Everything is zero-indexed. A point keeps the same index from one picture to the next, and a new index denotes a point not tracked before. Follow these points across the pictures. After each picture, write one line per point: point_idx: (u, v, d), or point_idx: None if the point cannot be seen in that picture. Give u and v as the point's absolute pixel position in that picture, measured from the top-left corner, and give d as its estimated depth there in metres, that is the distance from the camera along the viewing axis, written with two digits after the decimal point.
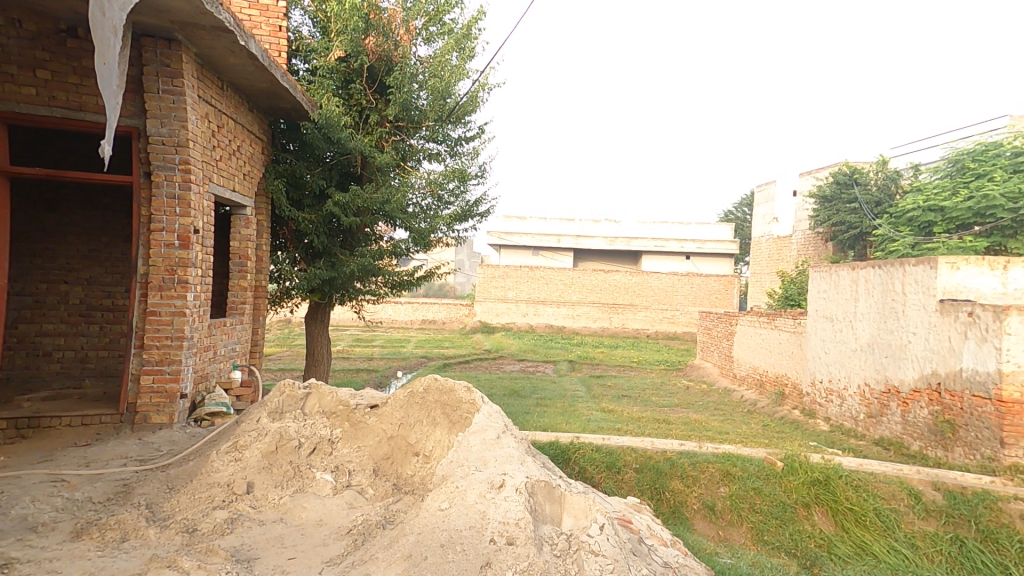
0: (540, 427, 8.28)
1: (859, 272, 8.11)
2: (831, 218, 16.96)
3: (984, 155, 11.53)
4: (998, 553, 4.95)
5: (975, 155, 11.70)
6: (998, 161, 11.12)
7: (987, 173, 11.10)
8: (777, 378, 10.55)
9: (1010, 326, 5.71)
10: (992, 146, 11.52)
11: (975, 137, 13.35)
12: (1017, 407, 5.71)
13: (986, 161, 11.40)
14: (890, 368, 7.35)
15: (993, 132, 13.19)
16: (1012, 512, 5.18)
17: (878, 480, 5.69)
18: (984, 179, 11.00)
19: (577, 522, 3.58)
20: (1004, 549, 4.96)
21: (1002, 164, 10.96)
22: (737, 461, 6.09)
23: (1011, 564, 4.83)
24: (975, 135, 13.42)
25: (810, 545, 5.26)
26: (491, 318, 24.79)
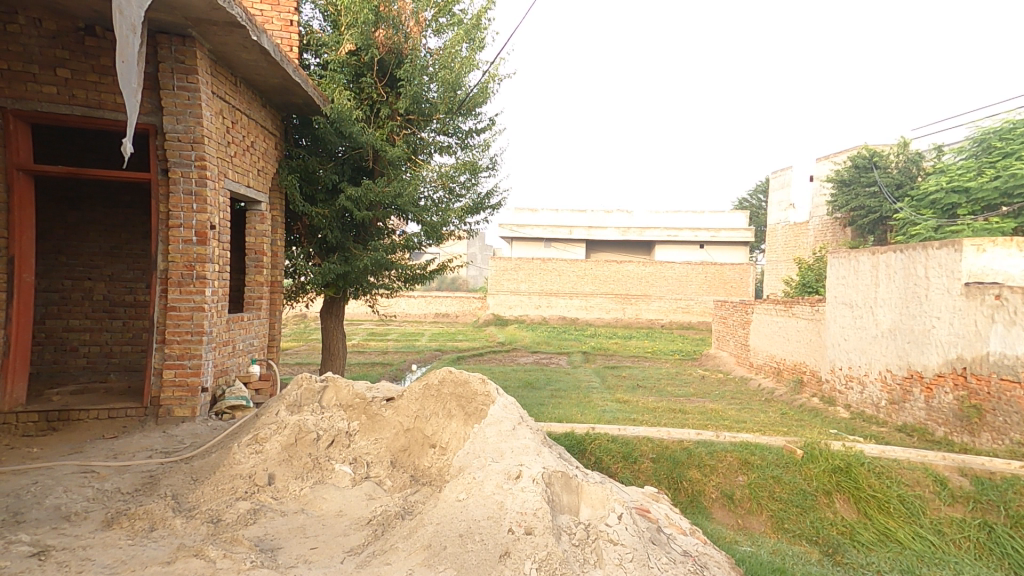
0: (556, 418, 8.28)
1: (879, 257, 7.96)
2: (849, 203, 16.64)
3: (1010, 134, 11.18)
4: None
5: (1000, 134, 11.35)
6: None
7: (1014, 153, 10.81)
8: (795, 366, 10.42)
9: None
10: (1019, 124, 11.16)
11: (1000, 116, 12.96)
12: None
13: (1013, 140, 11.07)
14: (912, 354, 7.23)
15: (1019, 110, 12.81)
16: None
17: (902, 467, 5.61)
18: (1011, 159, 10.71)
19: (594, 512, 3.57)
20: None
21: None
22: (756, 449, 6.04)
23: None
24: (1000, 114, 13.00)
25: (832, 533, 5.19)
26: (504, 310, 24.83)
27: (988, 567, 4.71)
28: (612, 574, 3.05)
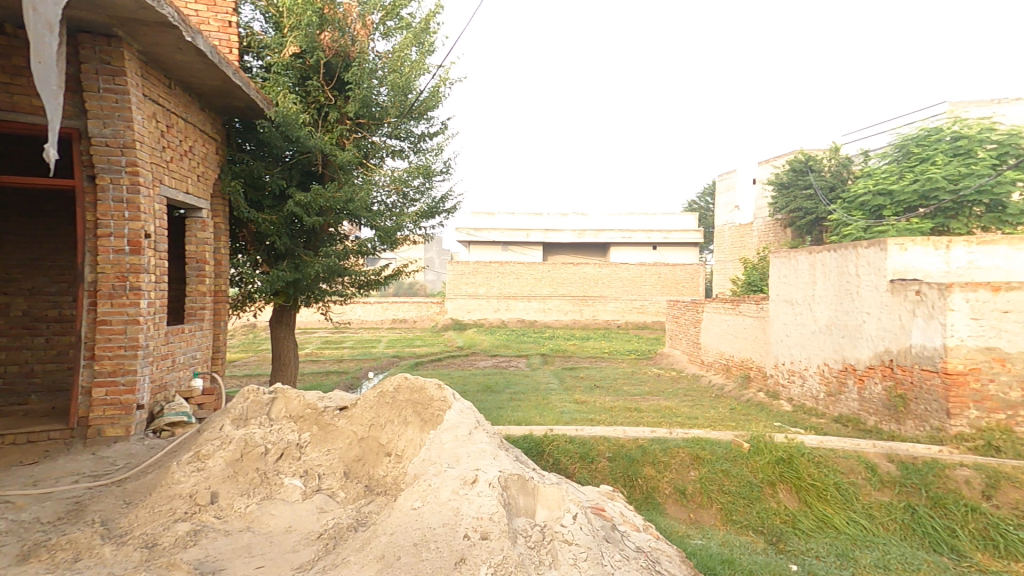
0: (514, 421, 8.32)
1: (816, 257, 8.38)
2: (789, 206, 17.44)
3: (926, 141, 11.99)
4: (945, 517, 5.18)
5: (918, 141, 12.15)
6: (939, 146, 11.59)
7: (929, 158, 11.57)
8: (742, 363, 10.83)
9: (953, 303, 5.99)
10: (932, 132, 11.99)
11: (916, 123, 13.91)
12: (961, 379, 5.99)
13: (928, 147, 11.85)
14: (846, 348, 7.63)
15: (932, 119, 13.73)
16: (958, 478, 5.45)
17: (838, 456, 5.90)
18: (927, 164, 11.46)
19: (550, 513, 3.60)
20: (951, 513, 5.20)
21: (942, 149, 11.44)
22: (707, 444, 6.23)
23: (956, 527, 5.08)
24: (916, 122, 13.94)
25: (776, 522, 5.42)
26: (463, 315, 24.77)
27: (912, 546, 5.03)
28: (567, 574, 3.07)
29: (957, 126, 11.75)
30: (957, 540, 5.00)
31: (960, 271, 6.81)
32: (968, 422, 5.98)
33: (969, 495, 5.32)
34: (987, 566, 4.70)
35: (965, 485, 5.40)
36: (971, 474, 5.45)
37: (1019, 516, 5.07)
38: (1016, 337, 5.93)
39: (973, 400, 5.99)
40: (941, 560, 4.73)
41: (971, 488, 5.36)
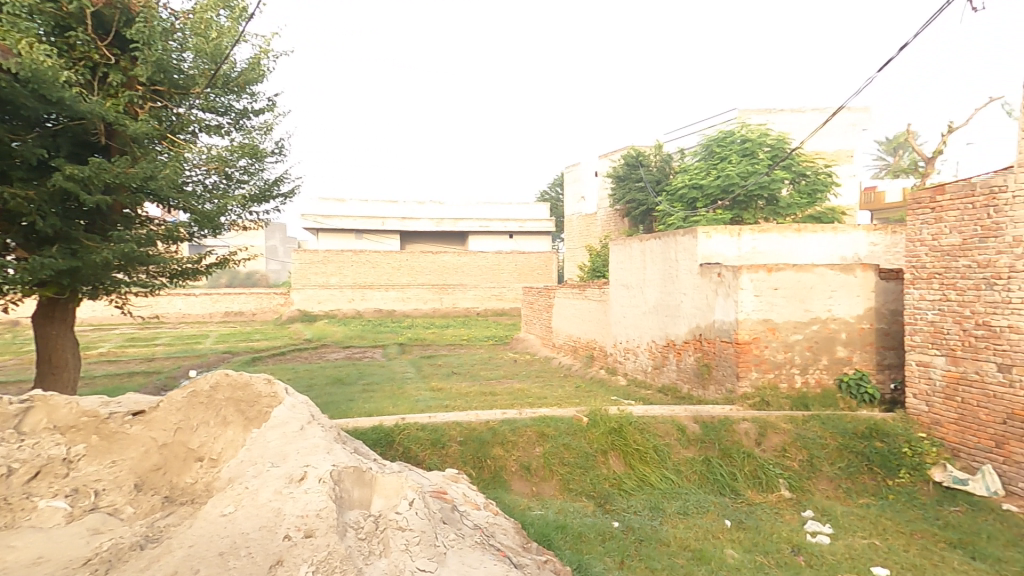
0: (362, 412, 8.01)
1: (645, 244, 9.26)
2: (625, 197, 19.00)
3: (724, 142, 13.79)
4: (729, 464, 6.04)
5: (718, 142, 13.93)
6: (732, 147, 13.40)
7: (727, 157, 13.32)
8: (587, 343, 11.63)
9: (742, 283, 6.97)
10: (728, 134, 13.83)
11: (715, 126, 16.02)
12: (747, 347, 7.01)
13: (726, 147, 13.64)
14: (668, 326, 8.53)
15: (726, 123, 15.95)
16: (739, 430, 6.33)
17: (658, 422, 6.56)
18: (725, 162, 13.18)
19: (387, 502, 3.45)
20: (733, 460, 6.06)
21: (735, 149, 13.24)
22: (552, 421, 6.55)
23: (737, 472, 5.94)
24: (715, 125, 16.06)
25: (605, 485, 5.89)
26: (314, 306, 23.36)
27: (706, 492, 5.81)
28: (397, 560, 2.94)
29: (746, 130, 13.69)
30: (736, 484, 5.86)
31: (749, 255, 7.88)
32: (750, 382, 6.99)
33: (746, 444, 6.22)
34: (753, 501, 5.63)
35: (744, 436, 6.29)
36: (748, 427, 6.36)
37: (778, 456, 6.05)
38: (783, 309, 6.99)
39: (754, 364, 7.02)
40: (723, 500, 5.57)
41: (748, 438, 6.26)
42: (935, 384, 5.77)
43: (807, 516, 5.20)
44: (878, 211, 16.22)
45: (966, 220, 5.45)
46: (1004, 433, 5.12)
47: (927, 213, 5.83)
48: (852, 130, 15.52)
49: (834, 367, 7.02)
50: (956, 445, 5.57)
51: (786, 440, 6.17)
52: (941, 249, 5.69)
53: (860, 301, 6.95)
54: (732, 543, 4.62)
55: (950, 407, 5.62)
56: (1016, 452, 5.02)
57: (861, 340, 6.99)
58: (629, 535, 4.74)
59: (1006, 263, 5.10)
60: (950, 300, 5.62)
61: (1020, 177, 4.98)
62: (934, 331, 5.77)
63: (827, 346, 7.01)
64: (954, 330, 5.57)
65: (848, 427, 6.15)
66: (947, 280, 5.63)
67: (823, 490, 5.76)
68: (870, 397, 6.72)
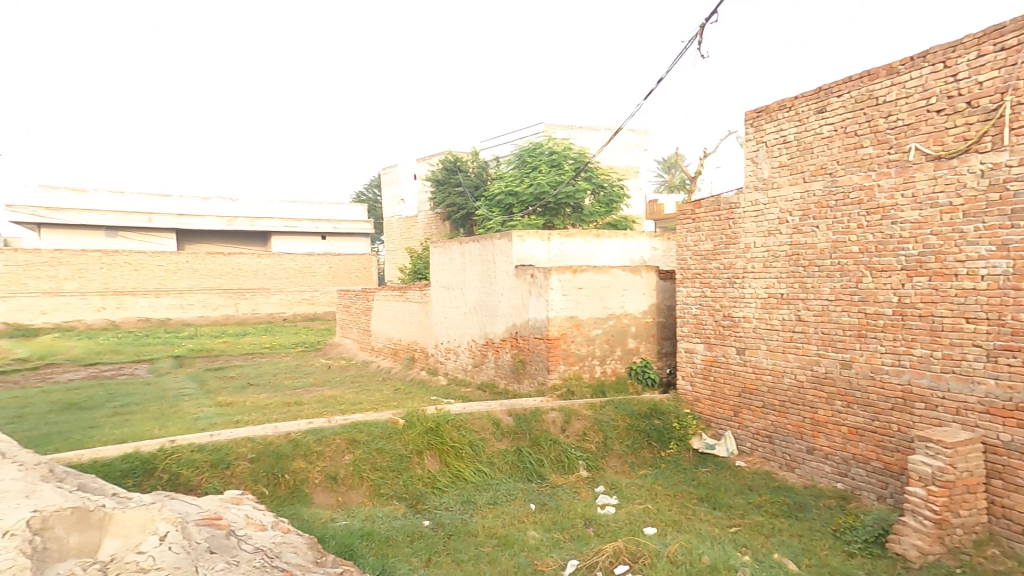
0: (120, 438, 6.69)
1: (464, 246, 9.46)
2: (445, 201, 19.11)
3: (535, 153, 14.78)
4: (539, 452, 6.45)
5: (529, 152, 14.88)
6: (542, 157, 14.43)
7: (537, 166, 14.28)
8: (407, 346, 11.49)
9: (552, 283, 7.51)
10: (537, 146, 14.87)
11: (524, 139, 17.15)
12: (557, 342, 7.59)
13: (536, 157, 14.63)
14: (487, 325, 8.82)
15: (534, 136, 17.15)
16: (548, 419, 6.79)
17: (475, 417, 6.72)
18: (536, 171, 14.12)
19: (127, 541, 3.11)
20: (542, 448, 6.48)
21: (544, 160, 14.28)
22: (364, 427, 6.25)
23: (545, 459, 6.39)
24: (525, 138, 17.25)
25: (418, 486, 5.81)
26: (31, 317, 18.84)
27: (517, 480, 6.14)
28: None
29: (552, 143, 14.88)
30: (544, 470, 6.29)
31: (557, 258, 8.56)
32: (558, 374, 7.57)
33: (553, 431, 6.70)
34: (556, 483, 6.08)
35: (552, 424, 6.76)
36: (555, 416, 6.85)
37: (579, 440, 6.64)
38: (586, 307, 7.72)
39: (562, 358, 7.61)
40: (531, 487, 5.93)
41: (555, 426, 6.76)
42: (696, 366, 6.89)
43: (599, 492, 5.81)
44: (659, 222, 18.96)
45: (715, 230, 6.63)
46: (739, 404, 6.34)
47: (689, 223, 6.96)
48: (635, 150, 17.96)
49: (626, 357, 7.97)
50: (708, 417, 6.72)
51: (586, 424, 6.80)
52: (699, 253, 6.84)
53: (644, 299, 8.03)
54: (534, 524, 4.93)
55: (706, 386, 6.75)
56: (747, 418, 6.25)
57: (646, 332, 8.07)
58: (438, 532, 4.74)
59: (742, 265, 6.32)
60: (706, 295, 6.76)
61: (747, 197, 6.22)
62: (696, 323, 6.91)
63: (620, 339, 7.93)
64: (709, 321, 6.72)
65: (634, 408, 7.00)
66: (703, 279, 6.79)
67: (613, 466, 6.50)
68: (652, 381, 7.78)
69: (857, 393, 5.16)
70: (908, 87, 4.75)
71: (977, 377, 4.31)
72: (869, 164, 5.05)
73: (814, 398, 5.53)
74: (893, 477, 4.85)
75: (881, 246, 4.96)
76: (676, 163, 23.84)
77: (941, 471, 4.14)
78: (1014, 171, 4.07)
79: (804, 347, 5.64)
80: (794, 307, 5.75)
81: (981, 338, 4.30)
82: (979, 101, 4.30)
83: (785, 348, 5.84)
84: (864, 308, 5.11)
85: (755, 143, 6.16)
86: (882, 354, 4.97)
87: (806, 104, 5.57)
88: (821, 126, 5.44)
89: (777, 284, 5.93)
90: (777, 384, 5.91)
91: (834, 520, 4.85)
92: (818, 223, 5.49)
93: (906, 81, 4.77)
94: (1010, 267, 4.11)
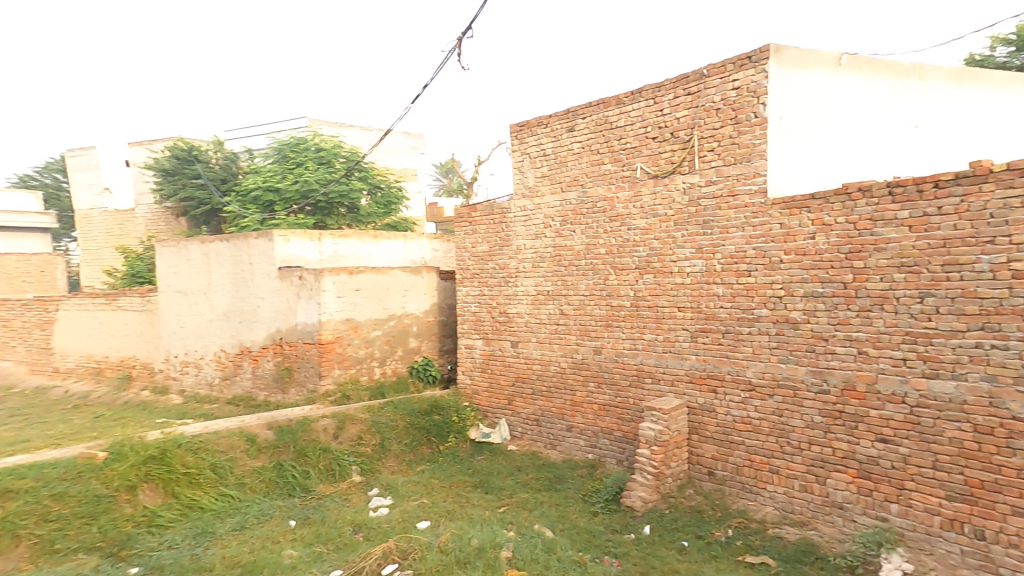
0: None
1: (209, 245, 8.30)
2: (174, 194, 14.66)
3: (298, 148, 13.59)
4: (305, 465, 6.03)
5: (291, 147, 13.65)
6: (307, 154, 13.40)
7: (302, 163, 13.19)
8: (122, 362, 9.61)
9: (325, 285, 7.10)
10: (301, 141, 13.74)
11: (286, 133, 15.94)
12: (330, 346, 7.19)
13: (300, 153, 13.49)
14: (243, 333, 7.92)
15: (297, 130, 16.03)
16: (318, 428, 6.40)
17: (220, 436, 5.91)
18: (301, 168, 13.05)
19: None
20: (310, 460, 6.09)
21: (310, 157, 13.32)
22: (31, 470, 4.82)
23: (311, 470, 6.01)
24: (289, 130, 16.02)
25: (125, 528, 4.71)
26: None
27: (275, 498, 5.63)
28: None
29: (317, 140, 13.93)
30: (310, 482, 5.91)
31: (331, 259, 8.21)
32: (333, 380, 7.20)
33: (324, 439, 6.35)
34: (323, 493, 5.77)
35: (322, 432, 6.40)
36: (327, 423, 6.50)
37: (353, 446, 6.44)
38: (364, 308, 7.52)
39: (337, 363, 7.26)
40: (291, 502, 5.51)
41: (327, 433, 6.42)
42: (475, 360, 7.24)
43: (372, 495, 5.72)
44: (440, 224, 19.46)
45: (490, 233, 7.06)
46: (513, 393, 6.85)
47: (467, 225, 7.28)
48: (410, 154, 18.12)
49: (408, 356, 8.04)
50: (486, 408, 7.11)
51: (362, 428, 6.61)
52: (478, 254, 7.19)
53: (426, 298, 8.20)
54: (291, 542, 4.57)
55: (485, 378, 7.14)
56: (519, 405, 6.80)
57: (429, 331, 8.25)
58: None
59: (515, 265, 6.84)
60: (485, 294, 7.14)
61: (517, 203, 6.77)
62: (475, 320, 7.25)
63: (401, 339, 7.95)
64: (488, 317, 7.12)
65: (416, 406, 7.02)
66: (482, 279, 7.17)
67: (390, 467, 6.47)
68: (433, 378, 8.02)
69: (605, 374, 6.01)
70: (633, 116, 5.72)
71: (685, 354, 5.42)
72: (610, 178, 5.95)
73: (574, 382, 6.28)
74: (629, 442, 5.78)
75: (620, 249, 5.88)
76: (450, 164, 24.70)
77: (661, 433, 5.09)
78: (703, 190, 5.22)
79: (565, 338, 6.36)
80: (557, 303, 6.44)
81: (687, 323, 5.40)
82: (679, 132, 5.39)
83: (551, 340, 6.49)
84: (610, 302, 5.98)
85: (519, 154, 6.76)
86: (623, 340, 5.89)
87: (559, 123, 6.32)
88: (572, 143, 6.22)
89: (543, 282, 6.57)
90: (545, 372, 6.55)
91: (585, 485, 5.61)
92: (574, 228, 6.25)
93: (631, 111, 5.74)
94: (705, 266, 5.26)
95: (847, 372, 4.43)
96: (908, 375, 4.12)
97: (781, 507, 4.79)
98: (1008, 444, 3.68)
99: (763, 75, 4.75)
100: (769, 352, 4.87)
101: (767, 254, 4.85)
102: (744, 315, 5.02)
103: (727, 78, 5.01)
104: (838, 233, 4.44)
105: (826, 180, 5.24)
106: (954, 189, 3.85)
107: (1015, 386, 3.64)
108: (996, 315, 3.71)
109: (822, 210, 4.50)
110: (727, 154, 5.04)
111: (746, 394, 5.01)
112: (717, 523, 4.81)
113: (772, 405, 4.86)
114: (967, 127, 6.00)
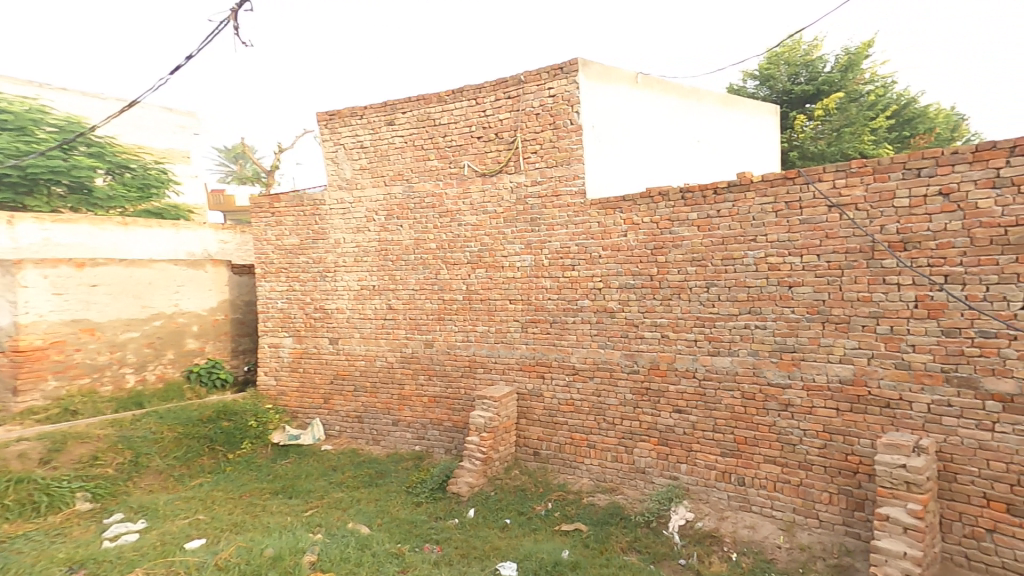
0: None
1: None
2: None
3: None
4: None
5: None
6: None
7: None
8: None
9: (25, 280, 6.22)
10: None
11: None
12: (36, 353, 6.29)
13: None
14: None
15: None
16: (9, 454, 5.19)
17: None
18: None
19: None
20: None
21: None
22: None
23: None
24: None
25: None
26: None
27: None
28: None
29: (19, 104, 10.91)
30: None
31: (29, 248, 7.74)
32: (41, 394, 6.30)
33: (17, 467, 5.16)
34: (19, 531, 4.56)
35: (15, 458, 5.20)
36: (25, 447, 5.33)
37: (81, 468, 5.46)
38: (107, 308, 6.93)
39: (52, 371, 6.42)
40: None
41: (22, 459, 5.23)
42: (283, 359, 7.09)
43: (110, 522, 4.79)
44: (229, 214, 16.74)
45: (300, 225, 6.90)
46: (330, 391, 6.80)
47: (267, 217, 7.10)
48: (168, 131, 16.63)
49: (184, 359, 7.72)
50: (295, 409, 7.03)
51: (99, 447, 5.72)
52: (284, 247, 7.03)
53: (211, 295, 8.05)
54: None
55: (295, 377, 7.03)
56: (337, 403, 6.77)
57: (215, 331, 8.11)
58: None
59: (332, 259, 6.74)
60: (296, 290, 6.99)
61: (332, 195, 6.67)
62: (283, 317, 7.10)
63: (176, 340, 7.64)
64: (299, 314, 6.98)
65: (193, 415, 6.48)
66: (291, 273, 7.01)
67: (147, 485, 5.66)
68: (221, 381, 7.87)
69: (436, 367, 6.15)
70: (456, 115, 5.92)
71: (516, 344, 5.74)
72: (436, 175, 6.08)
73: (402, 375, 6.35)
74: (458, 431, 6.01)
75: (452, 244, 6.01)
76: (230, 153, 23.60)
77: (490, 419, 5.37)
78: (530, 190, 5.56)
79: (393, 332, 6.39)
80: (385, 297, 6.44)
81: (518, 314, 5.72)
82: (503, 134, 5.66)
83: (377, 335, 6.49)
84: (442, 296, 6.10)
85: (333, 145, 6.64)
86: (455, 332, 6.05)
87: (377, 116, 6.34)
88: (392, 137, 6.28)
89: (368, 277, 6.53)
90: (369, 367, 6.56)
91: (410, 478, 5.65)
92: (401, 223, 6.29)
93: (453, 109, 5.93)
94: (534, 261, 5.61)
95: (654, 355, 5.09)
96: (698, 354, 4.86)
97: (595, 478, 5.37)
98: (765, 406, 4.56)
99: (575, 86, 5.21)
100: (591, 338, 5.39)
101: (587, 249, 5.34)
102: (569, 306, 5.47)
103: (542, 86, 5.40)
104: (645, 232, 5.06)
105: (632, 182, 5.94)
106: (728, 197, 4.63)
107: (770, 358, 4.51)
108: (760, 301, 4.53)
109: (632, 211, 5.10)
110: (549, 157, 5.42)
111: (569, 378, 5.50)
112: (539, 498, 5.19)
113: (592, 386, 5.41)
114: (729, 146, 7.50)
